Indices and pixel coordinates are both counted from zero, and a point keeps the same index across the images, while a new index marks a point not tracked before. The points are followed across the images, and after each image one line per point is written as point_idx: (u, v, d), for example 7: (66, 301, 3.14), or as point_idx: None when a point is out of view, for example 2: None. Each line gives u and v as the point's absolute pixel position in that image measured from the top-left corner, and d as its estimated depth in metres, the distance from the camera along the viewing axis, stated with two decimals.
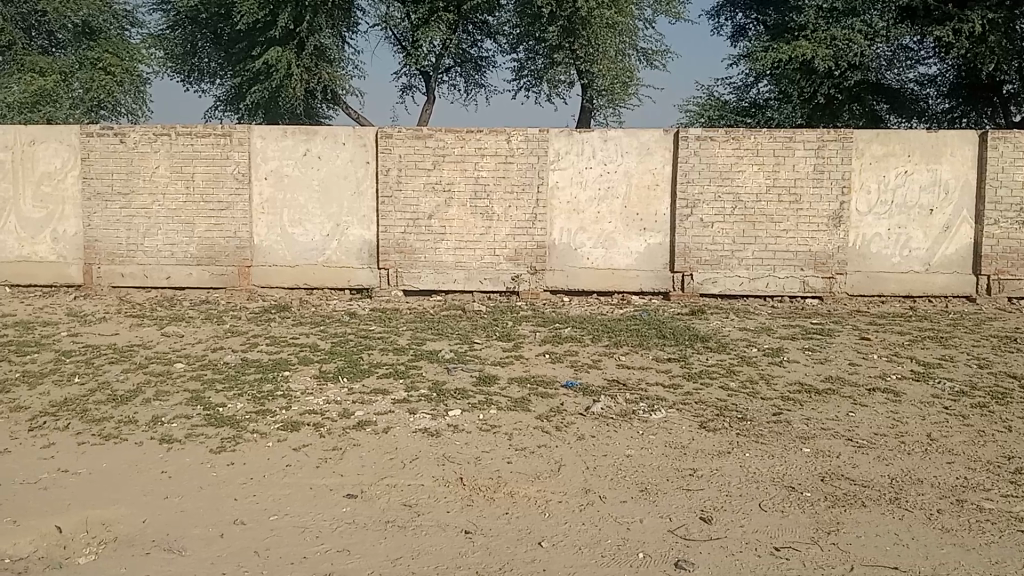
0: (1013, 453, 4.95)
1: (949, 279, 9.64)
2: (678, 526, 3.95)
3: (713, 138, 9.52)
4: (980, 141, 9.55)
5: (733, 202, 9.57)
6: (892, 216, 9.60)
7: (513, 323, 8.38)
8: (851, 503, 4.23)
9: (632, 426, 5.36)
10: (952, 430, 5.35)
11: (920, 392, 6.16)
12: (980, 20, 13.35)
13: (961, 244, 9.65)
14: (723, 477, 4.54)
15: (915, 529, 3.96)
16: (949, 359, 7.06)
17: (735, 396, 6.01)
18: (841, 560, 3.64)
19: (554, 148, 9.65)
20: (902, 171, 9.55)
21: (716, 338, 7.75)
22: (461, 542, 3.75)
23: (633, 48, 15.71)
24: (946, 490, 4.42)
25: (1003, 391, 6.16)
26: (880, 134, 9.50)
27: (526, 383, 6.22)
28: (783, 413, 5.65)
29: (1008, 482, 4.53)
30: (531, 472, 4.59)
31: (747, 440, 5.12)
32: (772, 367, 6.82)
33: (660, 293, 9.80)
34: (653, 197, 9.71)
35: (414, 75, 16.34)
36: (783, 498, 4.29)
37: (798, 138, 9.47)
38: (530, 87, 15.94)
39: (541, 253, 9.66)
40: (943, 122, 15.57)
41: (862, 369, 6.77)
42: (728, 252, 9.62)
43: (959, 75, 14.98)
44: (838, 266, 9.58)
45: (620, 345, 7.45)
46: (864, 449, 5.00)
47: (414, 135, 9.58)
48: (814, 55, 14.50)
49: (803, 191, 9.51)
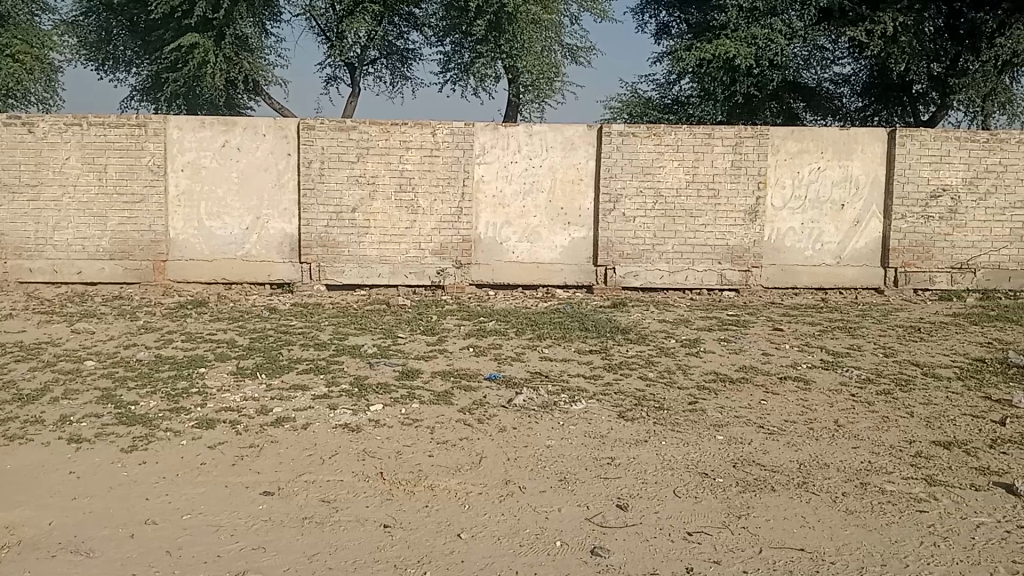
0: (914, 437, 5.18)
1: (858, 272, 10.02)
2: (596, 514, 4.02)
3: (635, 134, 9.66)
4: (889, 139, 9.92)
5: (654, 196, 9.73)
6: (805, 211, 9.92)
7: (438, 317, 8.35)
8: (760, 488, 4.36)
9: (553, 417, 5.42)
10: (859, 416, 5.57)
11: (829, 380, 6.40)
12: (892, 22, 13.85)
13: (870, 238, 10.03)
14: (640, 465, 4.64)
15: (820, 511, 4.11)
16: (857, 349, 7.34)
17: (653, 386, 6.14)
18: (750, 543, 3.76)
19: (479, 141, 9.66)
20: (815, 167, 9.87)
21: (637, 330, 7.89)
22: (379, 536, 3.74)
23: (559, 44, 15.84)
24: (851, 474, 4.60)
25: (905, 378, 6.45)
26: (794, 132, 9.81)
27: (449, 376, 6.23)
28: (699, 402, 5.79)
29: (908, 465, 4.74)
30: (451, 465, 4.60)
31: (663, 428, 5.23)
32: (689, 358, 6.98)
33: (584, 286, 9.92)
34: (577, 192, 9.81)
35: (339, 67, 16.15)
36: (697, 484, 4.40)
37: (716, 135, 9.69)
38: (456, 81, 15.95)
39: (465, 247, 9.67)
40: (857, 120, 16.23)
41: (775, 359, 6.99)
42: (649, 247, 9.79)
43: (871, 75, 15.57)
44: (754, 259, 9.88)
45: (543, 338, 7.52)
46: (775, 436, 5.17)
47: (336, 127, 9.45)
48: (735, 54, 14.90)
49: (721, 187, 9.75)
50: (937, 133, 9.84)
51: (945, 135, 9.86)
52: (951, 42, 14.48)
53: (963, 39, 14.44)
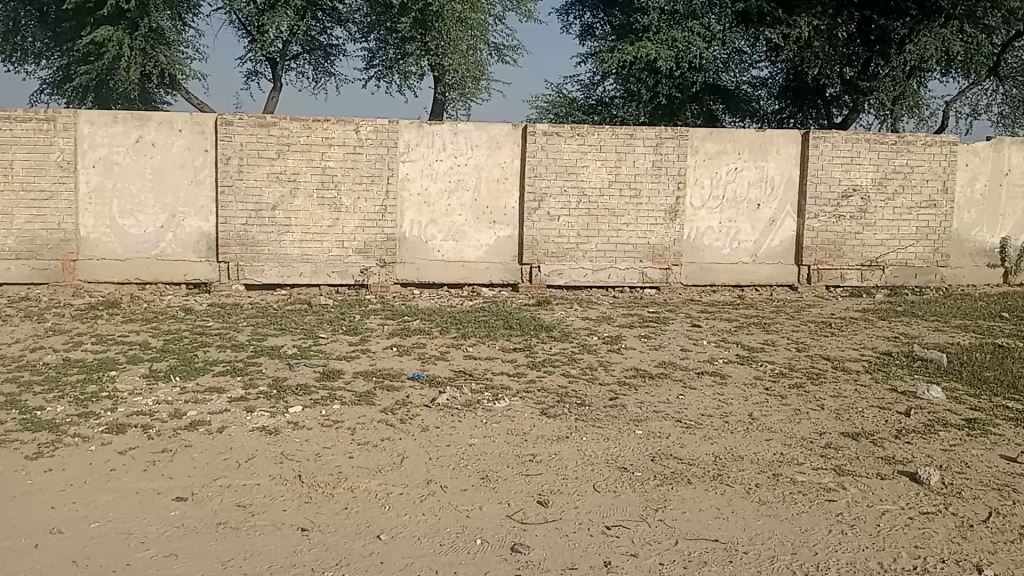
0: (824, 429, 5.37)
1: (773, 269, 10.33)
2: (516, 511, 4.05)
3: (559, 133, 9.73)
4: (803, 141, 10.23)
5: (578, 195, 9.83)
6: (723, 211, 10.16)
7: (360, 316, 8.27)
8: (677, 481, 4.46)
9: (476, 415, 5.43)
10: (772, 409, 5.75)
11: (744, 374, 6.58)
12: (807, 26, 14.35)
13: (785, 237, 10.35)
14: (561, 461, 4.68)
15: (735, 502, 4.23)
16: (771, 343, 7.58)
17: (575, 383, 6.21)
18: (666, 536, 3.84)
19: (404, 139, 9.59)
20: (733, 167, 10.12)
21: (560, 328, 7.96)
22: (296, 540, 3.69)
23: (485, 43, 15.83)
24: (765, 465, 4.74)
25: (816, 371, 6.68)
26: (713, 133, 10.03)
27: (371, 376, 6.18)
28: (619, 398, 5.88)
29: (819, 456, 4.91)
30: (372, 466, 4.56)
31: (585, 424, 5.30)
32: (611, 354, 7.09)
33: (509, 284, 9.96)
34: (502, 190, 9.83)
35: (260, 62, 15.82)
36: (616, 478, 4.47)
37: (637, 135, 9.85)
38: (380, 78, 15.81)
39: (390, 245, 9.60)
40: (773, 122, 16.64)
41: (693, 354, 7.15)
42: (573, 245, 9.89)
43: (787, 78, 16.13)
44: (674, 257, 10.08)
45: (468, 336, 7.52)
46: (691, 430, 5.29)
47: (256, 123, 9.26)
48: (657, 55, 15.24)
49: (642, 186, 9.92)
50: (848, 135, 10.20)
51: (855, 137, 10.23)
52: (863, 48, 15.01)
53: (874, 44, 14.95)
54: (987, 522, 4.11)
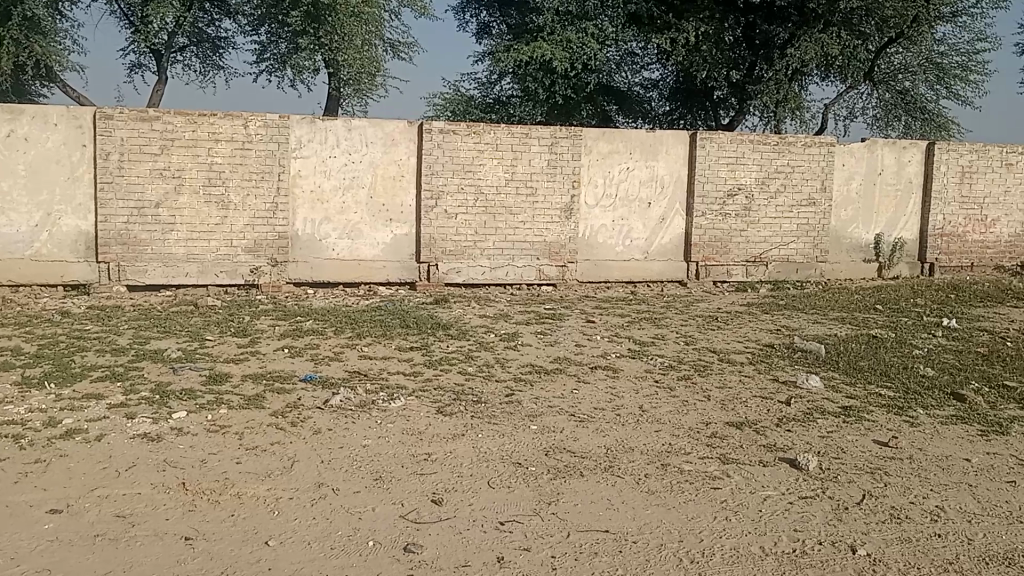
0: (710, 419, 5.56)
1: (664, 265, 10.62)
2: (410, 511, 4.02)
3: (455, 131, 9.72)
4: (691, 141, 10.55)
5: (475, 193, 9.85)
6: (616, 209, 10.38)
7: (250, 317, 8.05)
8: (570, 474, 4.53)
9: (370, 416, 5.37)
10: (661, 401, 5.92)
11: (636, 368, 6.75)
12: (694, 31, 14.91)
13: (675, 234, 10.66)
14: (456, 459, 4.69)
15: (625, 493, 4.33)
16: (661, 338, 7.79)
17: (471, 380, 6.23)
18: (558, 528, 3.90)
19: (296, 135, 9.39)
20: (625, 166, 10.34)
21: (457, 326, 7.96)
22: (180, 549, 3.56)
23: (380, 39, 15.66)
24: (654, 456, 4.87)
25: (704, 364, 6.92)
26: (605, 133, 10.22)
27: (261, 379, 6.02)
28: (515, 394, 5.94)
29: (705, 445, 5.09)
30: (261, 471, 4.45)
31: (480, 421, 5.32)
32: (507, 351, 7.13)
33: (406, 283, 9.88)
34: (398, 187, 9.75)
35: (144, 53, 15.19)
36: (510, 474, 4.51)
37: (532, 134, 9.94)
38: (272, 72, 15.44)
39: (281, 244, 9.38)
40: (664, 123, 17.19)
41: (587, 349, 7.28)
42: (470, 243, 9.91)
43: (677, 80, 16.66)
44: (569, 254, 10.24)
45: (362, 336, 7.43)
46: (584, 424, 5.38)
47: (138, 117, 8.88)
48: (552, 56, 15.36)
49: (538, 185, 10.02)
50: (733, 136, 10.58)
51: (740, 138, 10.62)
52: (748, 52, 15.63)
53: (758, 48, 15.57)
54: (860, 504, 4.35)
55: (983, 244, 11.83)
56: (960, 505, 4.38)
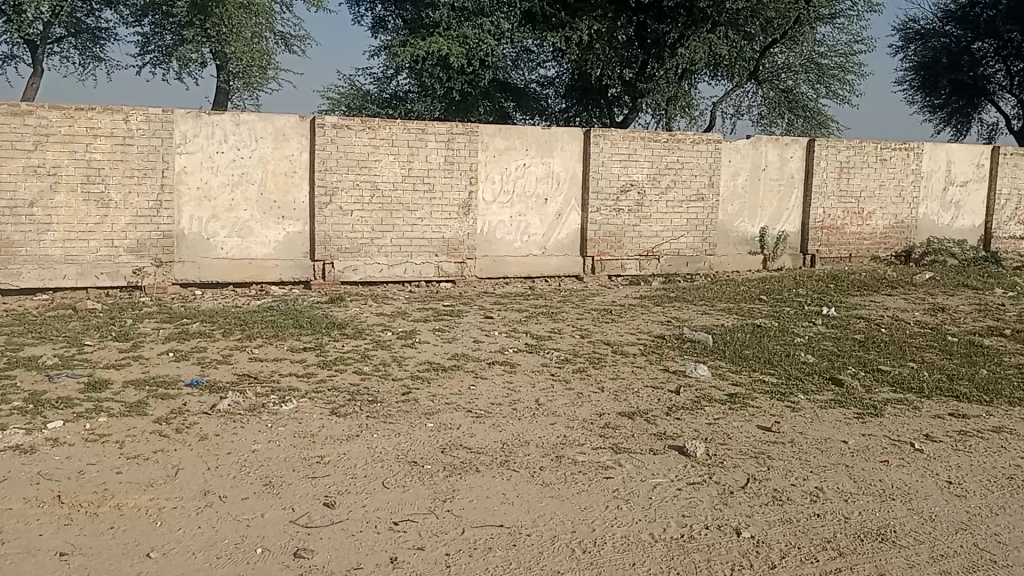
0: (604, 410, 5.66)
1: (561, 261, 10.74)
2: (301, 515, 3.94)
3: (349, 126, 9.55)
4: (585, 138, 10.70)
5: (371, 190, 9.72)
6: (513, 205, 10.44)
7: (133, 321, 7.72)
8: (466, 471, 4.53)
9: (261, 420, 5.22)
10: (557, 394, 5.98)
11: (532, 362, 6.80)
12: (587, 29, 15.13)
13: (571, 229, 10.80)
14: (349, 460, 4.61)
15: (520, 487, 4.35)
16: (557, 331, 7.88)
17: (366, 380, 6.14)
18: (453, 525, 3.88)
19: (181, 130, 9.04)
20: (521, 163, 10.40)
21: (352, 324, 7.84)
22: (54, 566, 3.38)
23: (271, 32, 15.25)
24: (549, 448, 4.92)
25: (598, 356, 7.05)
26: (501, 129, 10.26)
27: (144, 386, 5.77)
28: (412, 392, 5.89)
29: (598, 435, 5.17)
30: (143, 481, 4.27)
31: (375, 421, 5.25)
32: (403, 349, 7.07)
33: (301, 282, 9.66)
34: (290, 184, 9.52)
35: (16, 44, 14.35)
36: (405, 473, 4.46)
37: (428, 130, 9.89)
38: (157, 65, 14.84)
39: (167, 243, 9.03)
40: (561, 120, 17.43)
41: (484, 345, 7.29)
42: (366, 240, 9.77)
43: (572, 78, 16.86)
44: (467, 251, 10.23)
45: (253, 337, 7.21)
46: (481, 419, 5.39)
47: (8, 111, 8.37)
48: (448, 52, 15.17)
49: (434, 180, 9.97)
50: (626, 133, 10.79)
51: (633, 135, 10.84)
52: (640, 50, 15.85)
53: (650, 47, 15.77)
54: (745, 488, 4.51)
55: (861, 235, 12.43)
56: (838, 485, 4.59)
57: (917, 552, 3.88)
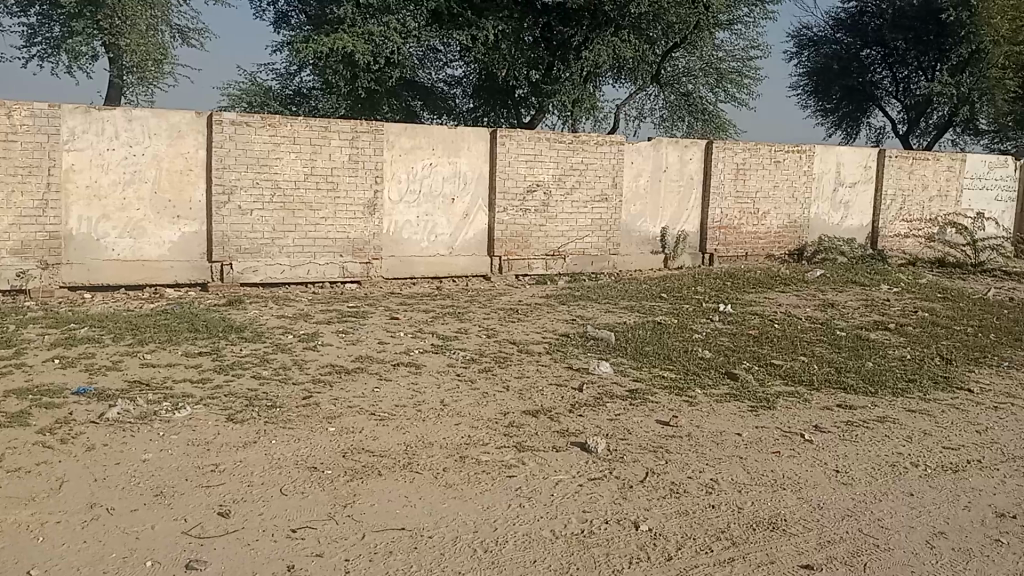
0: (508, 409, 5.69)
1: (468, 261, 10.74)
2: (194, 526, 3.82)
3: (249, 123, 9.31)
4: (491, 138, 10.72)
5: (271, 189, 9.50)
6: (420, 205, 10.38)
7: (17, 326, 7.33)
8: (367, 475, 4.48)
9: (153, 428, 5.03)
10: (462, 394, 5.98)
11: (437, 362, 6.78)
12: (493, 30, 15.17)
13: (478, 229, 10.82)
14: (247, 467, 4.49)
15: (422, 489, 4.33)
16: (463, 331, 7.87)
17: (266, 384, 6.00)
18: (353, 530, 3.83)
19: (68, 126, 8.63)
20: (428, 162, 10.35)
21: (252, 327, 7.65)
22: None
23: (167, 25, 14.73)
24: (453, 449, 4.91)
25: (504, 355, 7.08)
26: (406, 128, 10.19)
27: (26, 395, 5.48)
28: (313, 396, 5.79)
29: (502, 435, 5.19)
30: (23, 496, 4.05)
31: (274, 427, 5.14)
32: (305, 352, 6.94)
33: (197, 284, 9.37)
34: (186, 182, 9.21)
35: None
36: (305, 479, 4.38)
37: (332, 128, 9.73)
38: (44, 58, 14.15)
39: (54, 245, 8.62)
40: (468, 120, 17.38)
41: (389, 346, 7.22)
42: (267, 241, 9.55)
43: (479, 78, 16.82)
44: (373, 251, 10.12)
45: (146, 342, 6.95)
46: (384, 422, 5.34)
47: None
48: (353, 48, 14.77)
49: (338, 179, 9.82)
50: (531, 133, 10.86)
51: (538, 136, 10.92)
52: (546, 52, 16.14)
53: (555, 50, 16.13)
54: (644, 481, 4.61)
55: (757, 234, 12.87)
56: (732, 477, 4.74)
57: (805, 539, 4.04)
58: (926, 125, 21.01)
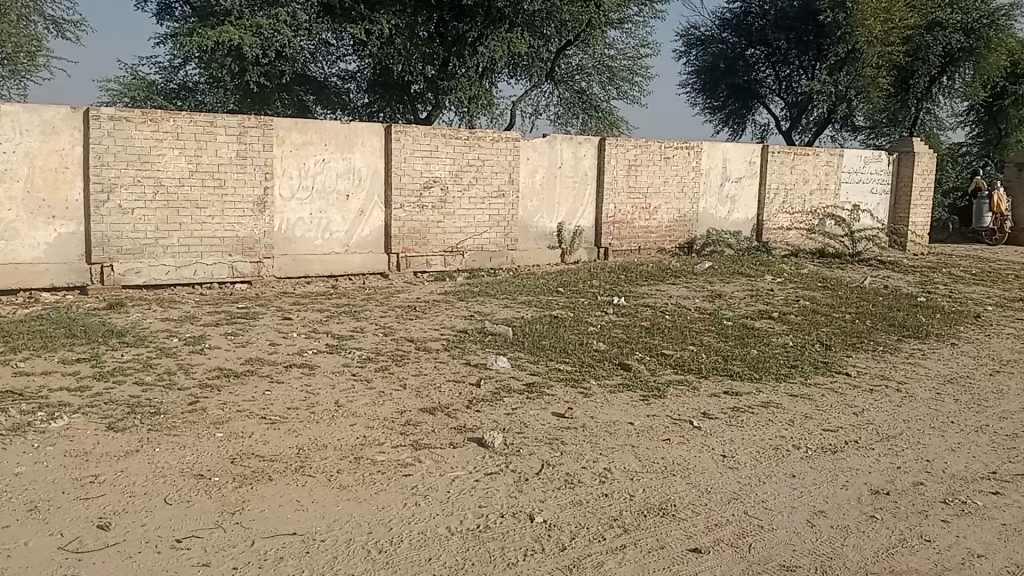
0: (404, 408, 5.65)
1: (364, 258, 10.61)
2: (71, 540, 3.65)
3: (129, 118, 8.92)
4: (386, 133, 10.61)
5: (154, 186, 9.14)
6: (313, 202, 10.18)
7: None
8: (257, 480, 4.37)
9: (26, 440, 4.78)
10: (357, 394, 5.91)
11: (332, 363, 6.67)
12: (387, 23, 15.01)
13: (374, 226, 10.70)
14: (129, 478, 4.32)
15: (314, 492, 4.26)
16: (359, 331, 7.77)
17: (150, 391, 5.77)
18: (242, 537, 3.74)
19: None
20: (320, 158, 10.16)
21: (135, 332, 7.34)
22: None
23: (39, 15, 13.98)
24: (346, 450, 4.85)
25: (401, 353, 7.03)
26: (297, 123, 9.97)
27: None
28: (200, 401, 5.60)
29: (398, 434, 5.15)
30: None
31: (159, 434, 4.95)
32: (192, 356, 6.71)
33: (76, 287, 8.94)
34: (62, 181, 8.75)
35: None
36: (191, 487, 4.25)
37: (218, 123, 9.42)
38: None
39: None
40: (364, 115, 17.24)
41: (281, 348, 7.06)
42: (151, 241, 9.19)
43: (374, 72, 16.61)
44: (265, 250, 9.88)
45: (19, 350, 6.59)
46: (275, 425, 5.22)
47: None
48: (241, 41, 14.34)
49: (226, 176, 9.53)
50: (427, 129, 10.78)
51: (434, 132, 10.85)
52: (441, 48, 16.04)
53: (450, 45, 16.10)
54: (539, 474, 4.66)
55: (649, 229, 13.20)
56: (624, 465, 4.85)
57: (694, 524, 4.17)
58: (807, 122, 22.00)
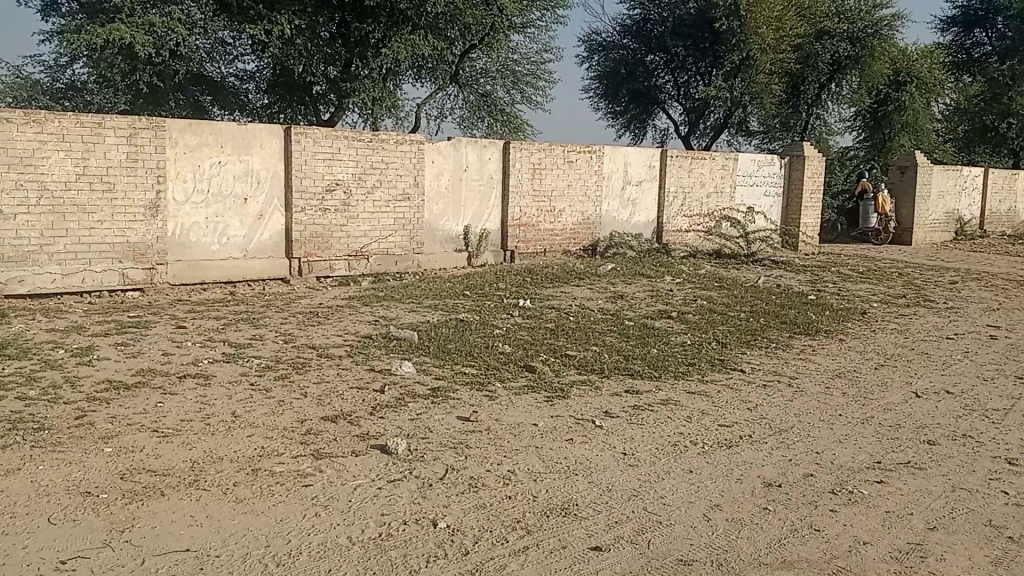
0: (305, 416, 5.55)
1: (265, 263, 10.35)
2: None
3: (10, 119, 8.47)
4: (285, 135, 10.40)
5: (38, 190, 8.70)
6: (208, 206, 9.89)
7: None
8: (148, 496, 4.22)
9: None
10: (256, 404, 5.77)
11: (229, 372, 6.50)
12: (288, 24, 14.64)
13: (274, 230, 10.47)
14: (8, 499, 4.09)
15: (210, 507, 4.14)
16: (258, 338, 7.59)
17: (33, 406, 5.49)
18: (132, 556, 3.60)
19: None
20: (215, 160, 9.89)
21: (16, 344, 6.97)
22: None
23: None
24: (243, 462, 4.73)
25: (302, 361, 6.90)
26: (191, 125, 9.66)
27: None
28: (87, 415, 5.36)
29: (298, 444, 5.06)
30: None
31: (42, 451, 4.71)
32: (79, 368, 6.41)
33: None
34: None
35: None
36: (77, 506, 4.06)
37: (107, 124, 9.05)
38: None
39: None
40: (264, 116, 16.82)
41: (175, 358, 6.83)
42: (35, 248, 8.74)
43: (274, 73, 16.33)
44: (157, 256, 9.55)
45: None
46: (168, 438, 5.04)
47: None
48: (132, 40, 13.79)
49: (115, 179, 9.16)
50: (329, 132, 10.63)
51: (337, 134, 10.70)
52: (344, 49, 15.92)
53: (353, 46, 15.95)
54: (443, 479, 4.66)
55: (553, 232, 13.35)
56: (528, 467, 4.89)
57: (595, 522, 4.24)
58: (704, 127, 22.68)
